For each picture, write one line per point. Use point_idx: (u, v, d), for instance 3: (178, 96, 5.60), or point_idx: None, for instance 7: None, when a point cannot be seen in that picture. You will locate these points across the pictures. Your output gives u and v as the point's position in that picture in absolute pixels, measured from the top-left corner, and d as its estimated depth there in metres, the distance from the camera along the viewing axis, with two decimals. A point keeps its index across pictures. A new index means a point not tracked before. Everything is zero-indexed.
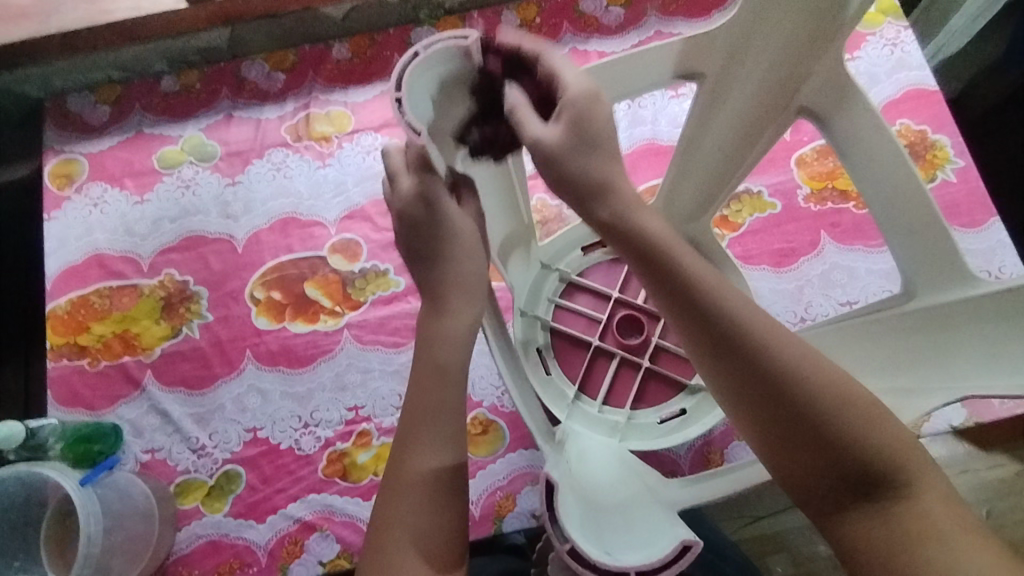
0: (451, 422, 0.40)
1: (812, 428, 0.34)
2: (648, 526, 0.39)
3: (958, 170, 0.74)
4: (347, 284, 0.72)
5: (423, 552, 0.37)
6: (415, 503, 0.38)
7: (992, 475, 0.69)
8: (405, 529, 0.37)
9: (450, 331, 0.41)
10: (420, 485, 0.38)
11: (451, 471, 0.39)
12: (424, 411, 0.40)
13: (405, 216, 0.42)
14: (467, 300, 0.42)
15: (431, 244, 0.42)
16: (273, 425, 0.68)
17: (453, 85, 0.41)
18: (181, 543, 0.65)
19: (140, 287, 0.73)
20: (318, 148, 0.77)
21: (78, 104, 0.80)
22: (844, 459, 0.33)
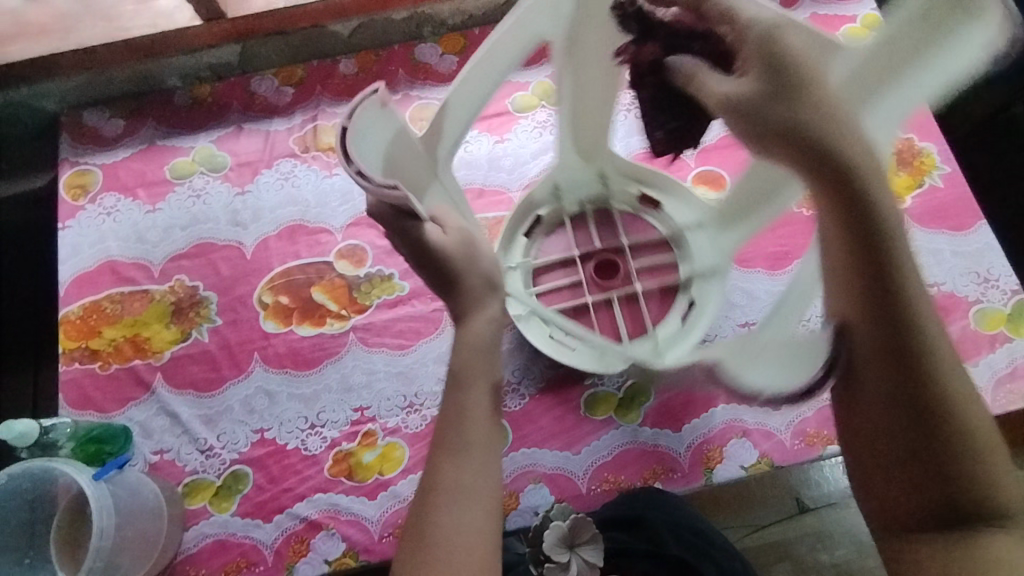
0: (475, 424, 0.45)
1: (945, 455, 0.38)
2: (774, 355, 0.49)
3: (944, 176, 0.76)
4: (352, 288, 0.74)
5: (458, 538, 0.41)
6: (446, 508, 0.42)
7: None
8: (446, 516, 0.42)
9: (474, 339, 0.47)
10: (460, 478, 0.43)
11: (477, 472, 0.43)
12: (464, 413, 0.45)
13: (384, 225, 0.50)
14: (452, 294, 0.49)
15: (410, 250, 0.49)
16: (280, 426, 0.69)
17: (389, 135, 0.50)
18: (189, 543, 0.65)
19: (151, 292, 0.75)
20: (325, 158, 0.80)
21: (92, 117, 0.83)
22: (962, 497, 0.38)
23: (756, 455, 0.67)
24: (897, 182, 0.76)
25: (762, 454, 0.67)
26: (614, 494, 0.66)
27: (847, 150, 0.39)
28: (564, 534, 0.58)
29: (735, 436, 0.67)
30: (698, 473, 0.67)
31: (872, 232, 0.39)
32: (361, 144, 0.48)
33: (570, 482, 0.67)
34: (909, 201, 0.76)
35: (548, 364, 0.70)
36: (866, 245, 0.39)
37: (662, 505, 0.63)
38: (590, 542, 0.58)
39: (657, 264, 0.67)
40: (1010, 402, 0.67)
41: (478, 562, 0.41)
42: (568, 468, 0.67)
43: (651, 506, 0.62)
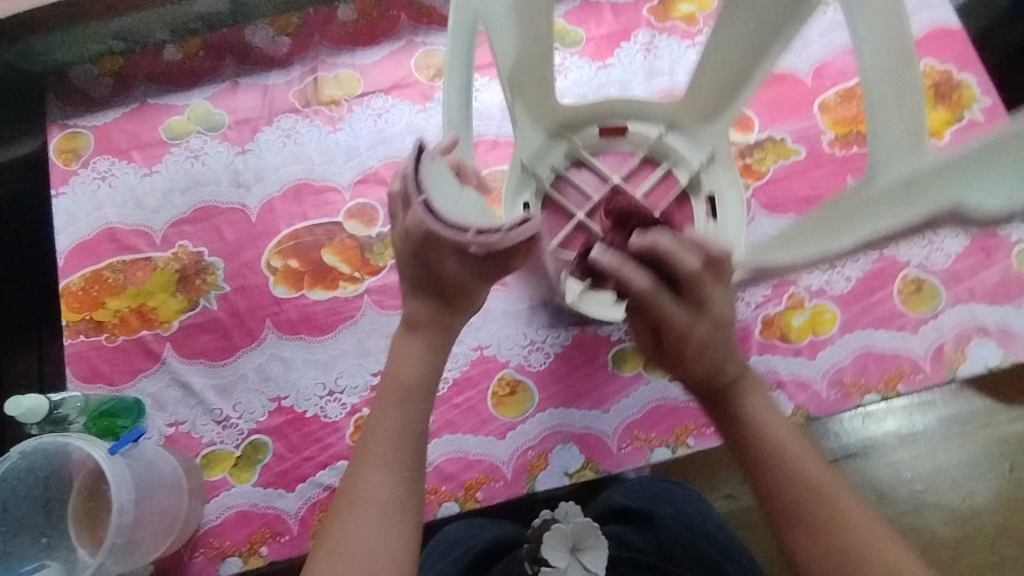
0: (407, 453, 0.41)
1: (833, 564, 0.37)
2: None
3: (985, 110, 0.72)
4: (365, 249, 0.71)
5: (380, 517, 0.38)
6: (357, 528, 0.38)
7: (1016, 427, 0.83)
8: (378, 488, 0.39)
9: (416, 363, 0.43)
10: (387, 444, 0.40)
11: (395, 498, 0.39)
12: (400, 376, 0.43)
13: (418, 251, 0.43)
14: (443, 322, 0.44)
15: (415, 279, 0.44)
16: (297, 393, 0.67)
17: (445, 176, 0.46)
18: (211, 515, 0.64)
19: (154, 260, 0.71)
20: (328, 112, 0.75)
21: (81, 78, 0.78)
22: None
23: (791, 407, 0.65)
24: (935, 116, 0.73)
25: (798, 406, 0.65)
26: (645, 452, 0.64)
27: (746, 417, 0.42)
28: (566, 535, 0.54)
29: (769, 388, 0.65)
30: None
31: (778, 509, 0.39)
32: (437, 191, 0.44)
33: (600, 441, 0.65)
34: (947, 136, 0.72)
35: (572, 320, 0.67)
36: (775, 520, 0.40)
37: (671, 500, 0.61)
38: (594, 547, 0.53)
39: (652, 178, 0.65)
40: None
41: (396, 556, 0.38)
42: (598, 428, 0.65)
43: (662, 500, 0.61)
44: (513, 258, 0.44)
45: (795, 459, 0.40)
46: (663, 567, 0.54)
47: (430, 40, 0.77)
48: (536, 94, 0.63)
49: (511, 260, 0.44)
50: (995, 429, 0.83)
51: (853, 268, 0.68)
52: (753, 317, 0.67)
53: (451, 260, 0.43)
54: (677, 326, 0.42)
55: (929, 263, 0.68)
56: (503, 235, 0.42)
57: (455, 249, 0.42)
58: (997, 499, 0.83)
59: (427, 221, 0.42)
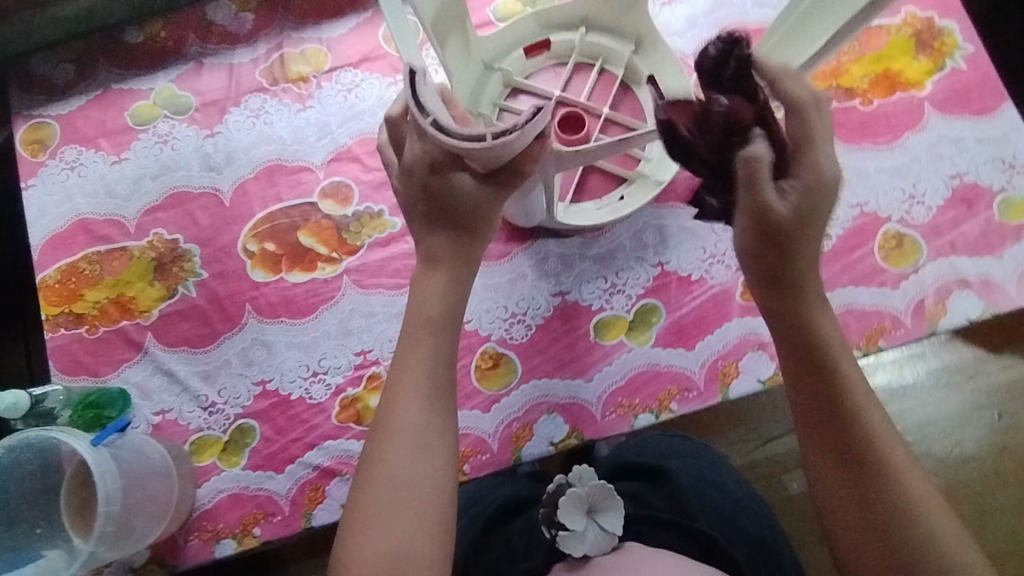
0: (438, 378, 0.47)
1: (824, 383, 0.44)
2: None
3: (967, 57, 0.70)
4: (341, 229, 0.70)
5: (415, 443, 0.44)
6: (403, 450, 0.44)
7: (1005, 376, 0.84)
8: (412, 416, 0.45)
9: (432, 288, 0.48)
10: (418, 374, 0.46)
11: (427, 424, 0.45)
12: (419, 309, 0.48)
13: (435, 178, 0.46)
14: (461, 250, 0.48)
15: (436, 211, 0.48)
16: (281, 376, 0.67)
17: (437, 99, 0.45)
18: (202, 500, 0.64)
19: (129, 249, 0.71)
20: (296, 90, 0.73)
21: (41, 65, 0.76)
22: (861, 442, 0.43)
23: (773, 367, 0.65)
24: (916, 67, 0.70)
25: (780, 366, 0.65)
26: (630, 418, 0.65)
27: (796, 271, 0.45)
28: (581, 499, 0.52)
29: (751, 349, 0.65)
30: (714, 391, 0.65)
31: (823, 390, 0.44)
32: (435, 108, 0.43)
33: (584, 410, 0.65)
34: (928, 86, 0.70)
35: (552, 291, 0.68)
36: (817, 407, 0.44)
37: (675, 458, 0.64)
38: (611, 508, 0.51)
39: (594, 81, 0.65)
40: None
41: (431, 474, 0.44)
42: (581, 397, 0.65)
43: (665, 458, 0.64)
44: (524, 159, 0.46)
45: (833, 365, 0.45)
46: (680, 521, 0.53)
47: None
48: (456, 32, 0.58)
49: (522, 164, 0.46)
50: (983, 379, 0.84)
51: (832, 227, 0.67)
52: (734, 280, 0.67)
53: (462, 178, 0.46)
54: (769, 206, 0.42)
55: (910, 217, 0.67)
56: (519, 133, 0.43)
57: (470, 154, 0.44)
58: (986, 446, 0.84)
59: (437, 136, 0.42)
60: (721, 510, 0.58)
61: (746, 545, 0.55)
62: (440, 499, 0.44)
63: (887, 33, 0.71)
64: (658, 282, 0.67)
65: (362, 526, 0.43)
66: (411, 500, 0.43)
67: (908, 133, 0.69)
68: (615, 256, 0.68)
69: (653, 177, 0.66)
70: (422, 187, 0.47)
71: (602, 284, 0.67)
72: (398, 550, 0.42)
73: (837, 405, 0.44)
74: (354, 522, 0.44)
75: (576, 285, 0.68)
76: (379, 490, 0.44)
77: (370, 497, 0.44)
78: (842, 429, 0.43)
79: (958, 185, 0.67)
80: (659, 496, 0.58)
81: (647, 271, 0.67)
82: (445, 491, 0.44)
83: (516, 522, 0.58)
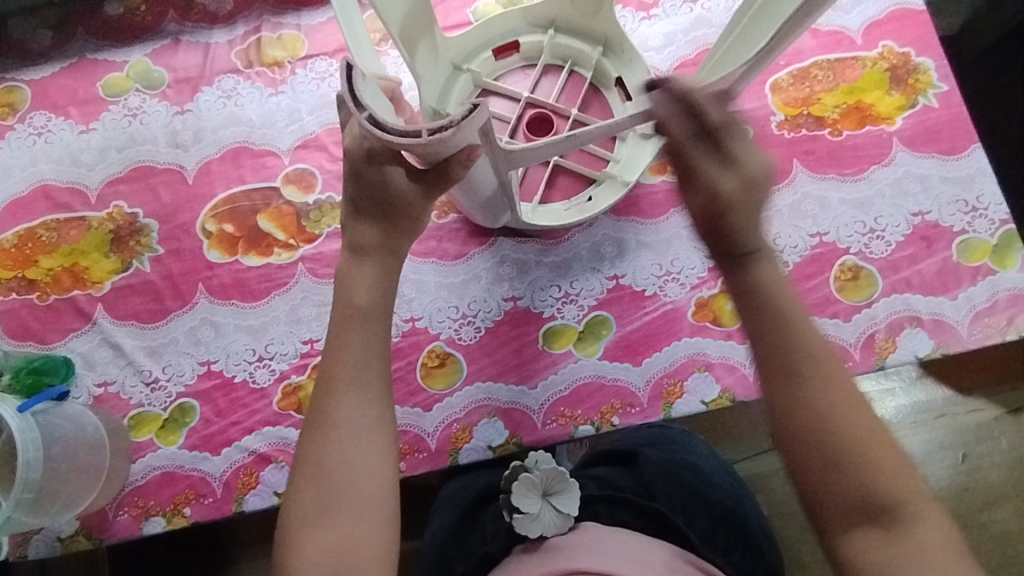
0: (372, 371, 0.46)
1: (775, 312, 0.45)
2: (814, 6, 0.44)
3: (941, 95, 0.70)
4: (301, 216, 0.69)
5: (348, 439, 0.44)
6: (342, 447, 0.44)
7: (970, 418, 0.83)
8: (346, 411, 0.44)
9: (364, 280, 0.48)
10: (351, 363, 0.46)
11: (370, 415, 0.45)
12: (348, 301, 0.47)
13: (372, 171, 0.46)
14: (388, 240, 0.48)
15: (376, 204, 0.48)
16: (227, 358, 0.66)
17: (377, 95, 0.45)
18: (136, 476, 0.64)
19: (88, 219, 0.71)
20: (270, 74, 0.73)
21: (19, 29, 0.76)
22: (793, 364, 0.43)
23: (718, 390, 0.65)
24: (888, 101, 0.70)
25: (724, 388, 0.64)
26: (570, 429, 0.65)
27: (737, 223, 0.46)
28: (535, 483, 0.51)
29: (697, 369, 0.65)
30: (656, 408, 0.64)
31: (777, 365, 0.44)
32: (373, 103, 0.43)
33: (525, 416, 0.65)
34: (899, 121, 0.69)
35: (505, 295, 0.67)
36: (774, 375, 0.44)
37: (658, 443, 0.65)
38: (567, 490, 0.50)
39: (561, 82, 0.65)
40: (983, 337, 0.65)
41: (369, 472, 0.44)
42: (524, 404, 0.65)
43: (648, 444, 0.64)
44: (454, 161, 0.46)
45: (794, 318, 0.45)
46: (642, 504, 0.53)
47: None
48: (425, 35, 0.58)
49: (451, 168, 0.46)
50: (950, 420, 0.83)
51: (790, 254, 0.67)
52: (687, 299, 0.66)
53: (399, 173, 0.47)
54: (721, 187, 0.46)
55: (868, 250, 0.67)
56: (455, 129, 0.42)
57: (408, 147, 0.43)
58: (946, 487, 0.83)
59: (370, 131, 0.41)
60: (687, 484, 0.59)
61: (709, 515, 0.57)
62: (378, 496, 0.44)
63: (862, 65, 0.71)
64: (612, 294, 0.67)
65: (306, 526, 0.43)
66: (348, 498, 0.43)
67: (874, 166, 0.69)
68: (572, 265, 0.68)
69: (622, 177, 0.65)
70: (360, 179, 0.47)
71: (555, 292, 0.67)
72: (342, 550, 0.42)
73: (791, 361, 0.44)
74: (296, 525, 0.44)
75: (528, 290, 0.67)
76: (317, 491, 0.44)
77: (308, 499, 0.44)
78: (794, 394, 0.43)
79: (919, 223, 0.67)
80: (626, 476, 0.57)
81: (602, 283, 0.67)
82: (383, 489, 0.44)
83: (488, 509, 0.57)
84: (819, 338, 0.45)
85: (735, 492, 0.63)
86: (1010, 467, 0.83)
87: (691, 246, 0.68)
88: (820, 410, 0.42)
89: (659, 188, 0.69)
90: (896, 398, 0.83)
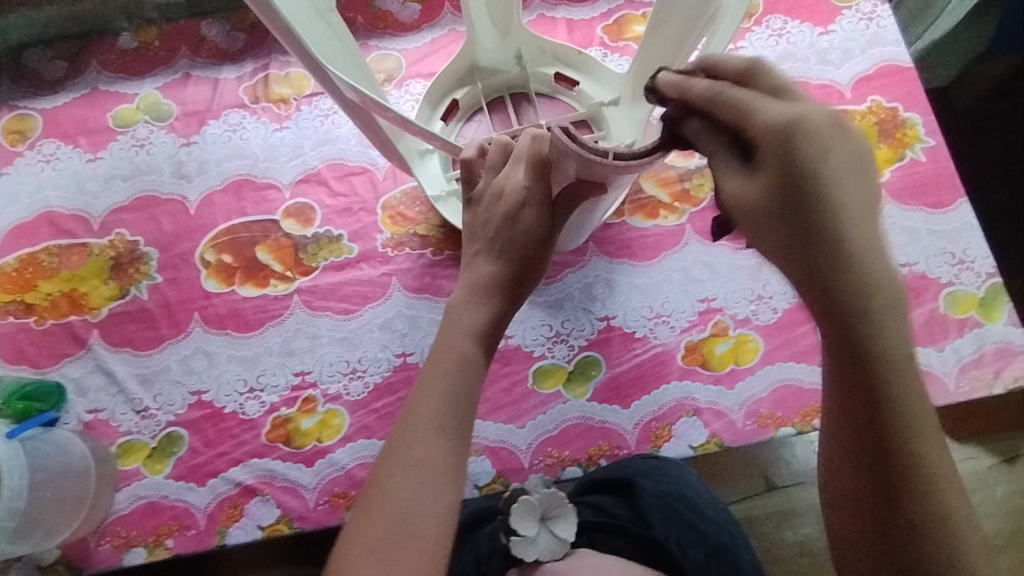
0: (458, 413, 0.45)
1: (831, 272, 0.38)
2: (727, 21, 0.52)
3: (927, 150, 0.71)
4: (299, 249, 0.71)
5: (424, 476, 0.43)
6: (413, 480, 0.43)
7: (965, 466, 0.79)
8: (426, 450, 0.44)
9: (471, 321, 0.48)
10: (435, 402, 0.45)
11: (447, 458, 0.44)
12: (451, 339, 0.48)
13: (503, 207, 0.51)
14: (504, 286, 0.50)
15: (496, 244, 0.51)
16: (218, 388, 0.67)
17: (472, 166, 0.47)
18: (120, 504, 0.64)
19: (90, 246, 0.72)
20: (275, 110, 0.75)
21: (35, 60, 0.79)
22: (872, 357, 0.37)
23: (706, 435, 0.65)
24: (876, 154, 0.72)
25: (712, 433, 0.65)
26: (557, 470, 0.65)
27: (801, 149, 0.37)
28: (535, 507, 0.54)
29: (685, 414, 0.65)
30: (643, 451, 0.65)
31: (864, 370, 0.38)
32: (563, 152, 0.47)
33: (512, 455, 0.65)
34: (887, 173, 0.71)
35: None
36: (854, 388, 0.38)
37: (654, 474, 0.59)
38: (563, 516, 0.54)
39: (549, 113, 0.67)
40: (970, 389, 0.65)
41: (436, 515, 0.42)
42: (511, 442, 0.65)
43: (645, 474, 0.59)
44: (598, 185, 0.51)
45: (866, 283, 0.37)
46: (634, 531, 0.54)
47: (386, 45, 0.78)
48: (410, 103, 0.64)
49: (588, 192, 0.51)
50: None
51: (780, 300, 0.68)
52: (676, 342, 0.67)
53: (530, 216, 0.50)
54: (736, 196, 0.40)
55: None
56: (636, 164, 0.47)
57: (587, 164, 0.47)
58: None
59: (561, 139, 0.46)
60: (685, 518, 0.56)
61: (699, 551, 0.54)
62: (443, 540, 0.42)
63: (851, 118, 0.73)
64: (601, 335, 0.68)
65: (363, 550, 0.41)
66: (413, 533, 0.41)
67: None
68: (563, 305, 0.68)
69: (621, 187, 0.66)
70: (488, 214, 0.52)
71: (546, 331, 0.68)
72: None
73: (871, 366, 0.38)
74: (350, 549, 0.42)
75: (519, 329, 0.68)
76: (379, 522, 0.42)
77: (370, 523, 0.42)
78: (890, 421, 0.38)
79: (906, 274, 0.68)
80: (623, 504, 0.58)
81: (592, 324, 0.68)
82: (444, 535, 0.42)
83: (484, 530, 0.59)
84: (900, 335, 0.38)
85: (730, 525, 0.59)
86: (1004, 517, 0.78)
87: (681, 290, 0.68)
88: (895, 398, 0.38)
89: (650, 232, 0.70)
90: None
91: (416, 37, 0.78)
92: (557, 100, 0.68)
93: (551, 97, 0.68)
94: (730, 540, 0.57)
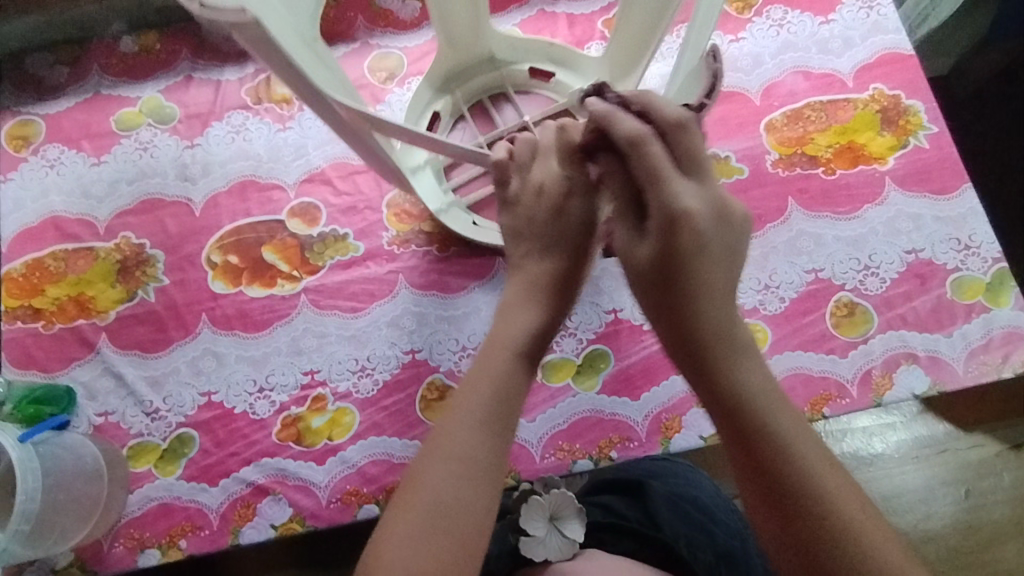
0: (504, 406, 0.45)
1: (692, 308, 0.44)
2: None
3: (931, 136, 0.71)
4: (305, 248, 0.71)
5: (466, 470, 0.42)
6: (454, 474, 0.42)
7: (972, 454, 0.78)
8: (472, 442, 0.43)
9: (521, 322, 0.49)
10: (481, 397, 0.45)
11: (493, 454, 0.43)
12: (501, 340, 0.48)
13: (548, 202, 0.53)
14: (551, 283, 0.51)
15: (543, 240, 0.52)
16: (227, 389, 0.67)
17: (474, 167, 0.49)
18: (133, 506, 0.64)
19: (96, 249, 0.72)
20: (278, 111, 0.75)
21: (37, 65, 0.79)
22: (741, 392, 0.41)
23: (716, 425, 0.65)
24: (880, 142, 0.72)
25: None
26: (568, 463, 0.65)
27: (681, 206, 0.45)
28: (542, 505, 0.53)
29: (695, 405, 0.65)
30: (655, 442, 0.65)
31: (732, 399, 0.41)
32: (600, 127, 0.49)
33: (523, 450, 0.65)
34: (891, 161, 0.71)
35: None
36: (726, 421, 0.41)
37: (665, 475, 0.60)
38: (573, 516, 0.53)
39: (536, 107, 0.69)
40: (979, 374, 0.65)
41: (479, 508, 0.42)
42: (522, 437, 0.65)
43: (654, 475, 0.60)
44: None
45: (733, 329, 0.43)
46: (643, 532, 0.53)
47: (387, 43, 0.78)
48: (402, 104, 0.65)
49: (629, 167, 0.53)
50: (952, 455, 0.78)
51: (787, 290, 0.68)
52: None
53: (575, 207, 0.52)
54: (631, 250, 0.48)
55: (863, 287, 0.68)
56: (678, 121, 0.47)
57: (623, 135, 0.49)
58: (952, 524, 0.77)
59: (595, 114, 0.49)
60: (694, 519, 0.56)
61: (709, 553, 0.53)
62: (477, 540, 0.41)
63: (853, 107, 0.73)
64: (610, 328, 0.68)
65: (399, 537, 0.40)
66: (450, 526, 0.41)
67: (867, 206, 0.70)
68: None
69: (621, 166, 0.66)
70: (530, 211, 0.53)
71: None
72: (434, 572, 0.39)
73: (742, 396, 0.41)
74: (384, 532, 0.41)
75: None
76: (418, 510, 0.41)
77: (408, 515, 0.41)
78: (773, 443, 0.39)
79: (912, 261, 0.68)
80: (633, 506, 0.57)
81: (600, 317, 0.68)
82: (487, 528, 0.42)
83: (491, 528, 0.58)
84: (758, 374, 0.42)
85: (743, 530, 0.57)
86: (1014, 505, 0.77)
87: None
88: (778, 433, 0.40)
89: None
90: (897, 432, 0.78)
91: (418, 35, 0.78)
92: (536, 94, 0.70)
93: (530, 92, 0.70)
94: (741, 544, 0.56)
